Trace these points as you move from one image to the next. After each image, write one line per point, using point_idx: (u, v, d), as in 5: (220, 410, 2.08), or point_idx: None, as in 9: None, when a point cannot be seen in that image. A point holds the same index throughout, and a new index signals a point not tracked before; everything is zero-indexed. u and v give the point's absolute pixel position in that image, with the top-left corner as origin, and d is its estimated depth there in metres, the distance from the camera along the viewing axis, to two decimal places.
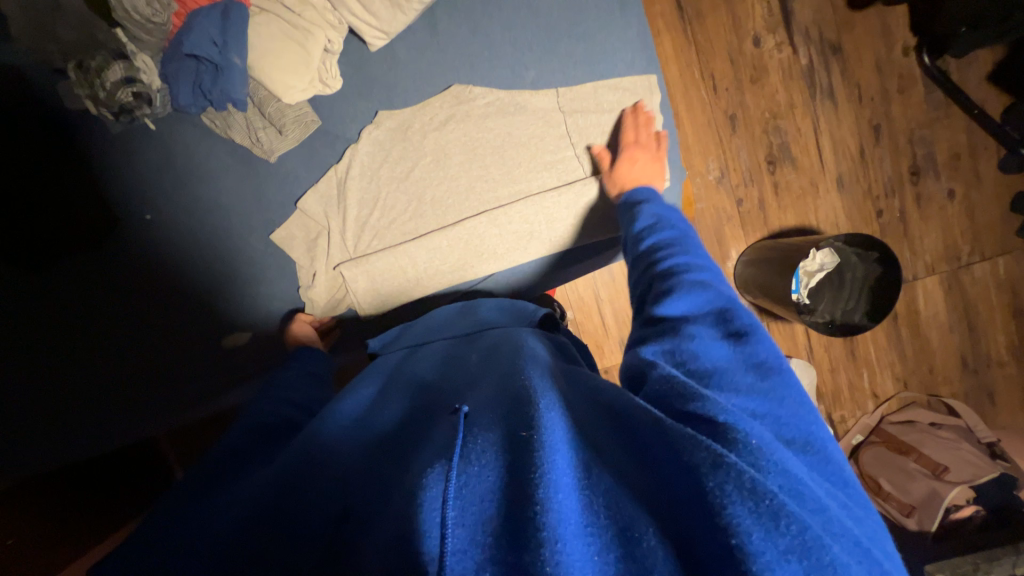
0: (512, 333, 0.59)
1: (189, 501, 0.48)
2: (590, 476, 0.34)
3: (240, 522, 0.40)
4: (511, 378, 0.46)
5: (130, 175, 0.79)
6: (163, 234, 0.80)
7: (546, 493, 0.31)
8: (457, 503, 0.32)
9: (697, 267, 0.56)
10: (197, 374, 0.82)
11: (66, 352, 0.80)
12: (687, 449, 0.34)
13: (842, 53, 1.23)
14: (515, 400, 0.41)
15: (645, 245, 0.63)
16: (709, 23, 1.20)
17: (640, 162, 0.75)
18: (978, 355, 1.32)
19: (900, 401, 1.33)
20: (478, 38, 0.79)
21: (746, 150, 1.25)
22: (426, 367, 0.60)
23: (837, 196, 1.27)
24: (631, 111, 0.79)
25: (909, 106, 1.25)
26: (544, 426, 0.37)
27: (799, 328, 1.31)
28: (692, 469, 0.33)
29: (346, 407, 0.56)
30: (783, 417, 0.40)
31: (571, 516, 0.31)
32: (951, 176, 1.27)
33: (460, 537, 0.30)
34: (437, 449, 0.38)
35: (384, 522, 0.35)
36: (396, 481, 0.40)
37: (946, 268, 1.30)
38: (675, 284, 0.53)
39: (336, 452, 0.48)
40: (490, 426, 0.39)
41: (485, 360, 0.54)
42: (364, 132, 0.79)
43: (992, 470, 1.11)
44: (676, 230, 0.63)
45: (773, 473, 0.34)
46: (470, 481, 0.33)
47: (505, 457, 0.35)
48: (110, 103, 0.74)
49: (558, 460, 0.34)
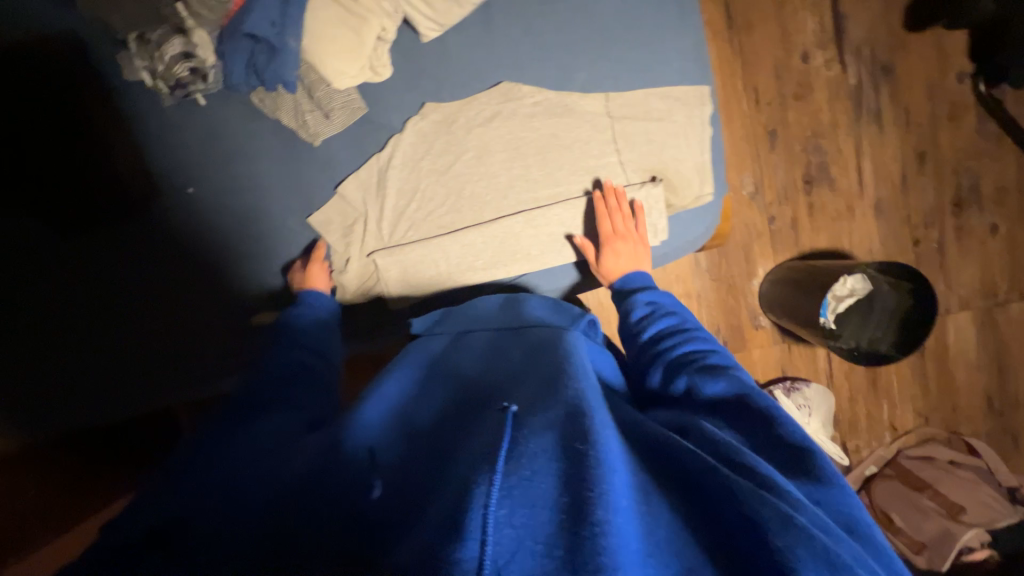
0: (558, 334, 0.59)
1: (211, 472, 0.49)
2: (649, 506, 0.36)
3: (282, 499, 0.42)
4: (560, 384, 0.47)
5: (175, 148, 0.80)
6: (202, 207, 0.82)
7: (604, 514, 0.32)
8: (507, 503, 0.34)
9: (710, 354, 0.59)
10: (223, 346, 0.84)
11: (104, 313, 0.82)
12: (747, 500, 0.35)
13: (893, 75, 1.19)
14: (566, 408, 0.43)
15: (651, 333, 0.66)
16: (757, 35, 1.18)
17: (622, 255, 0.77)
18: (1005, 396, 1.29)
19: (918, 436, 1.29)
20: (529, 35, 0.79)
21: (783, 167, 1.23)
22: (469, 359, 0.62)
23: (873, 222, 1.24)
24: (600, 197, 0.79)
25: (958, 135, 1.21)
26: (599, 441, 0.38)
27: (821, 353, 1.29)
28: (752, 517, 0.34)
29: (389, 394, 0.58)
30: (832, 481, 0.40)
31: (628, 540, 0.32)
32: (995, 211, 1.23)
33: (509, 536, 0.32)
34: (486, 441, 0.41)
35: (436, 504, 0.37)
36: (444, 470, 0.42)
37: (981, 305, 1.26)
38: (694, 373, 0.56)
39: (377, 438, 0.51)
40: (545, 431, 0.40)
41: (530, 360, 0.55)
42: (409, 123, 0.80)
43: (1011, 515, 1.09)
44: (674, 318, 0.67)
45: (825, 532, 0.34)
46: (522, 484, 0.35)
47: (562, 466, 0.37)
48: (167, 76, 0.75)
49: (615, 479, 0.36)
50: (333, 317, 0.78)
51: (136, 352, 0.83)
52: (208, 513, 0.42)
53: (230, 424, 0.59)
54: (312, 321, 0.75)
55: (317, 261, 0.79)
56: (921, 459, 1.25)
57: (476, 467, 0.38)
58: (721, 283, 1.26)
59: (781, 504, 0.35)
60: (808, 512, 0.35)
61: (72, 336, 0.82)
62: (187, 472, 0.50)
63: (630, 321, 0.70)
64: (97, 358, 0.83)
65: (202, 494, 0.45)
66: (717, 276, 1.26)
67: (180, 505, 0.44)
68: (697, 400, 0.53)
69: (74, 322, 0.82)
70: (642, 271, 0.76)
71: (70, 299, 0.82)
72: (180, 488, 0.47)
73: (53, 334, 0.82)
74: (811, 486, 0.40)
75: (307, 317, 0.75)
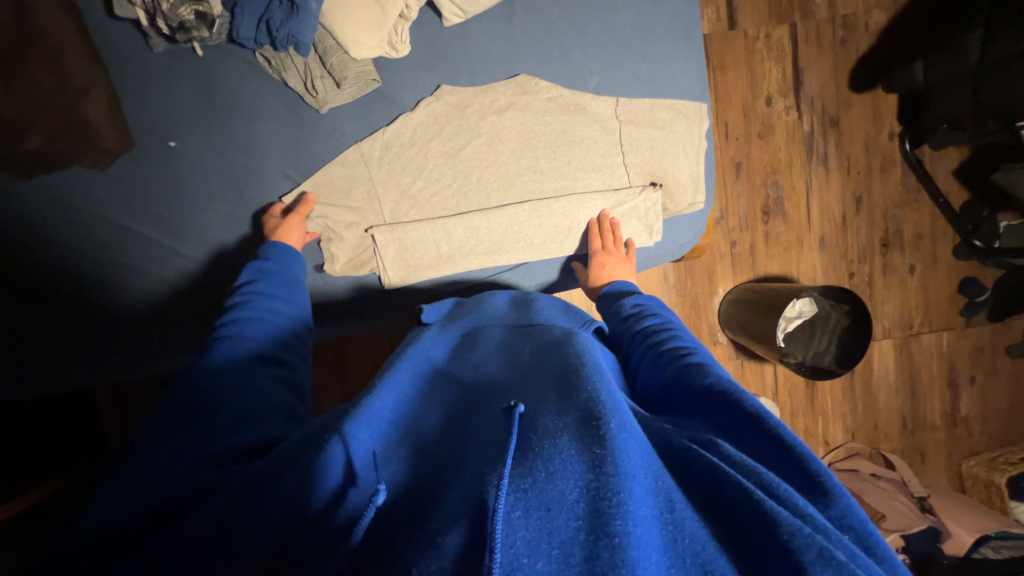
0: (569, 333, 0.61)
1: (196, 454, 0.47)
2: (670, 515, 0.37)
3: (277, 513, 0.40)
4: (574, 384, 0.48)
5: (162, 100, 0.75)
6: (185, 166, 0.77)
7: (625, 527, 0.34)
8: (522, 505, 0.36)
9: (697, 352, 0.60)
10: (192, 309, 0.80)
11: (72, 280, 0.76)
12: (778, 523, 0.35)
13: (839, 126, 1.36)
14: (582, 410, 0.44)
15: (639, 328, 0.70)
16: (730, 77, 1.31)
17: (610, 267, 0.85)
18: (917, 417, 1.46)
19: (846, 450, 1.42)
20: (547, 36, 0.82)
21: (745, 198, 1.35)
22: (481, 353, 0.63)
23: (818, 254, 1.39)
24: (596, 220, 0.88)
25: (888, 185, 1.39)
26: (616, 447, 0.39)
27: (768, 369, 1.40)
28: (781, 541, 0.35)
29: (399, 382, 0.55)
30: (841, 499, 0.40)
31: (649, 555, 0.34)
32: (913, 253, 1.42)
33: (523, 539, 0.34)
34: (498, 441, 0.43)
35: (451, 501, 0.39)
36: (455, 468, 0.43)
37: (900, 334, 1.44)
38: (679, 369, 0.57)
39: (387, 431, 0.48)
40: (560, 432, 0.42)
41: (543, 358, 0.57)
42: (423, 103, 0.81)
43: (920, 520, 1.22)
44: (661, 318, 0.71)
45: (855, 562, 0.34)
46: (539, 487, 0.37)
47: (581, 472, 0.38)
48: (168, 17, 0.67)
49: (634, 489, 0.37)
50: (304, 280, 0.76)
51: (90, 325, 0.77)
52: (224, 487, 0.43)
53: (209, 381, 0.56)
54: (282, 276, 0.73)
55: (297, 214, 0.77)
56: (848, 472, 1.38)
57: (491, 469, 0.39)
58: (686, 299, 1.35)
59: (811, 532, 0.35)
60: (837, 541, 0.36)
61: (24, 305, 0.75)
62: (173, 442, 0.49)
63: (620, 322, 0.73)
64: (48, 330, 0.76)
65: (215, 472, 0.45)
66: (683, 293, 1.35)
67: (188, 484, 0.44)
68: (684, 396, 0.54)
69: (32, 287, 0.75)
70: (627, 281, 0.83)
71: (21, 261, 0.74)
72: (177, 464, 0.46)
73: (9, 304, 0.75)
74: (823, 502, 0.40)
75: (276, 274, 0.72)
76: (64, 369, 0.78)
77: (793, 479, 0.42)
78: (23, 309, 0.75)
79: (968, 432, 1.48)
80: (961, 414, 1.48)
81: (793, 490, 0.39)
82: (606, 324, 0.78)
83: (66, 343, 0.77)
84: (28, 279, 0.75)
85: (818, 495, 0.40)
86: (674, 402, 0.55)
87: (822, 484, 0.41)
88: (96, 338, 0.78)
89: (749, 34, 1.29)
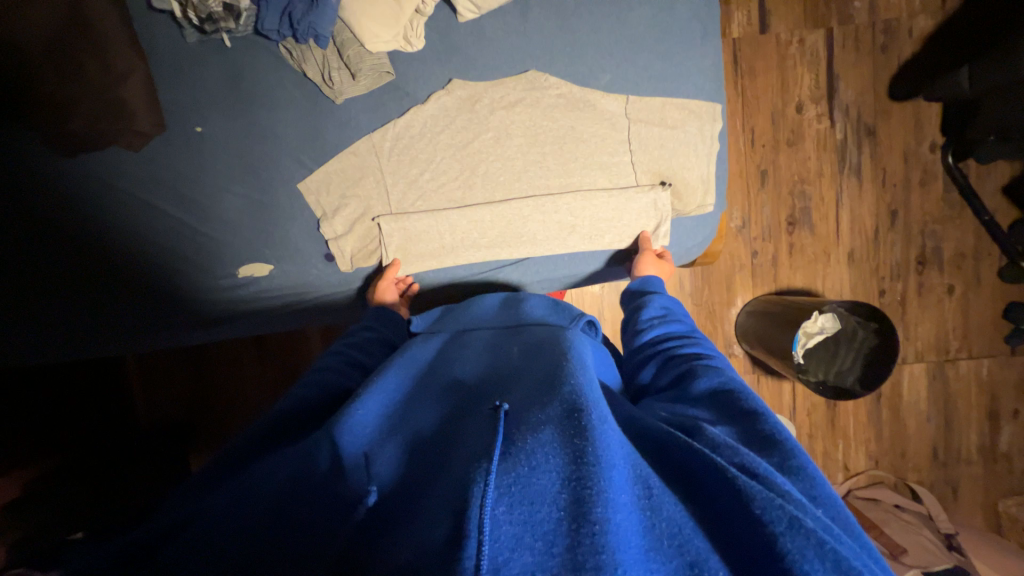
0: (557, 331, 0.61)
1: None
2: (648, 500, 0.36)
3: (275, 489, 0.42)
4: (559, 379, 0.47)
5: (194, 88, 0.80)
6: (209, 149, 0.81)
7: (604, 513, 0.33)
8: (506, 501, 0.35)
9: (710, 356, 0.59)
10: (204, 284, 0.85)
11: (96, 249, 0.81)
12: (749, 497, 0.34)
13: (875, 136, 1.30)
14: (565, 402, 0.43)
15: (654, 331, 0.68)
16: (759, 82, 1.27)
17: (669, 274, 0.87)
18: (949, 449, 1.36)
19: (869, 478, 1.35)
20: (562, 33, 0.83)
21: (769, 208, 1.30)
22: (469, 352, 0.63)
23: (846, 268, 1.33)
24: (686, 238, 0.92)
25: (927, 199, 1.31)
26: (596, 436, 0.38)
27: (787, 387, 1.34)
28: (753, 516, 0.34)
29: (388, 385, 0.56)
30: (819, 481, 0.39)
31: (629, 540, 0.33)
32: (953, 273, 1.33)
33: (507, 533, 0.33)
34: (483, 436, 0.42)
35: (437, 498, 0.39)
36: (443, 465, 0.43)
37: (934, 359, 1.35)
38: (692, 370, 0.56)
39: (375, 436, 0.49)
40: (543, 426, 0.41)
41: (532, 355, 0.56)
42: (434, 97, 0.82)
43: (948, 560, 1.12)
44: (679, 323, 0.69)
45: (825, 531, 0.34)
46: (521, 483, 0.36)
47: (563, 462, 0.37)
48: (199, 9, 0.72)
49: (613, 476, 0.36)
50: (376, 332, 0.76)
51: (112, 297, 0.82)
52: (207, 496, 0.44)
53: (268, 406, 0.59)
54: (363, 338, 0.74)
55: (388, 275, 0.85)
56: (868, 500, 1.30)
57: (473, 464, 0.39)
58: (702, 308, 1.32)
59: (783, 503, 0.34)
60: (808, 511, 0.35)
61: (53, 273, 0.80)
62: None
63: (634, 324, 0.72)
64: (72, 300, 0.82)
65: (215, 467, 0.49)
66: (699, 302, 1.31)
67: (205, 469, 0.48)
68: (686, 393, 0.53)
69: (59, 252, 0.80)
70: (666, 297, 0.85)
71: (53, 231, 0.79)
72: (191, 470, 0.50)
73: (37, 268, 0.80)
74: (799, 479, 0.39)
75: (380, 336, 0.76)
76: (85, 338, 0.83)
77: (771, 456, 0.41)
78: (49, 274, 0.80)
79: (1009, 469, 1.37)
80: (1000, 449, 1.37)
81: (770, 468, 0.38)
82: (623, 323, 0.77)
83: (88, 314, 0.82)
84: (59, 249, 0.80)
85: (797, 473, 0.39)
86: (671, 398, 0.54)
87: (791, 463, 0.40)
88: (115, 307, 0.83)
89: (782, 38, 1.25)
